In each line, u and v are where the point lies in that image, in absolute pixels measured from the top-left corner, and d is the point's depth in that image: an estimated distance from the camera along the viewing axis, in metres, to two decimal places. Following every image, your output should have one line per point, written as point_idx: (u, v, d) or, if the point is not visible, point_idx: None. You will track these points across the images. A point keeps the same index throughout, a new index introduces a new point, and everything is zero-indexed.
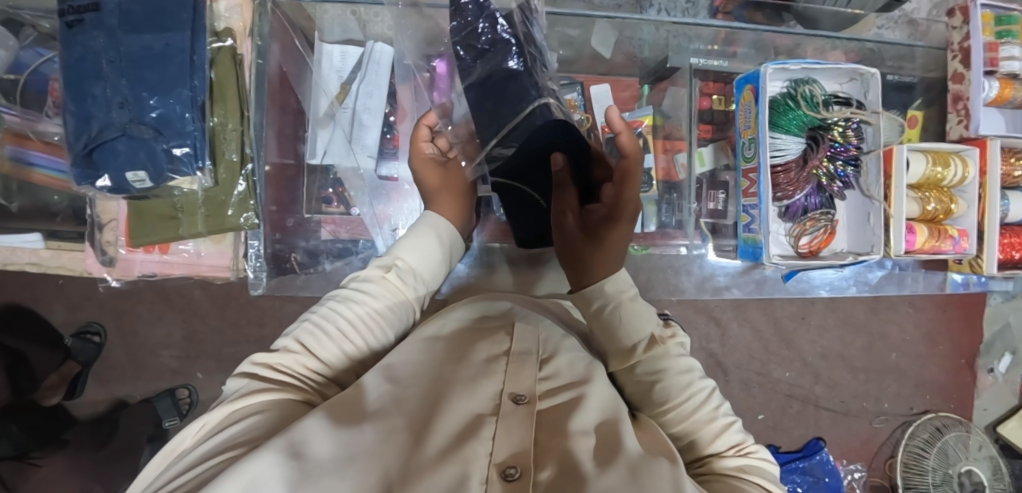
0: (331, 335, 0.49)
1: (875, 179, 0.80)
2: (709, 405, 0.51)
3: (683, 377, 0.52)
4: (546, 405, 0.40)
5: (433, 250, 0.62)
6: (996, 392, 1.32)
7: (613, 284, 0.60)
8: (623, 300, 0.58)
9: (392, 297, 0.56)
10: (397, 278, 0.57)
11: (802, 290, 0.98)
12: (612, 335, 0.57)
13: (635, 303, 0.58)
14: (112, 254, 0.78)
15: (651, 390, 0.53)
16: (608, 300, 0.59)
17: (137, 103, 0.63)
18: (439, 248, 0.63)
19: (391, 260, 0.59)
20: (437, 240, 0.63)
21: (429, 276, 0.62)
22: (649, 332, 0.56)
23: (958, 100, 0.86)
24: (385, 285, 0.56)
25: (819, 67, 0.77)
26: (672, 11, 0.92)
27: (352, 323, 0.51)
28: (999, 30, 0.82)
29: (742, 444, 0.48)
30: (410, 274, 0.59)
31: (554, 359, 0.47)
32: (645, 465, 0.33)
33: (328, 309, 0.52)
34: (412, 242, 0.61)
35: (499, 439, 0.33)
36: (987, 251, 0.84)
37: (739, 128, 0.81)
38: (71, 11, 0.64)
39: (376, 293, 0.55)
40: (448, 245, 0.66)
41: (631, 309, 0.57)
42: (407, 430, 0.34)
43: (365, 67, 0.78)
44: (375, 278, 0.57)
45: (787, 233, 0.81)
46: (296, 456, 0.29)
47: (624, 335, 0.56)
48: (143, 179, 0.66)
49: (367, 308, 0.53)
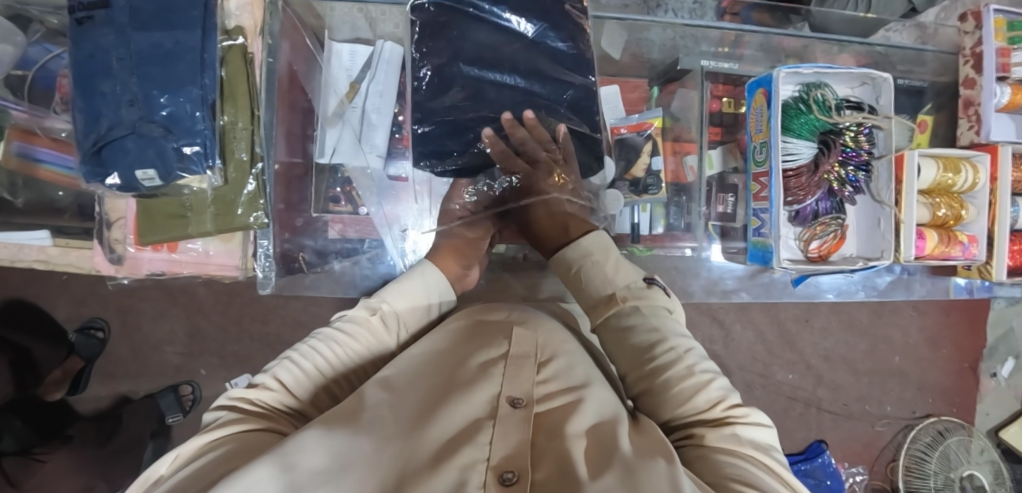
0: (303, 375, 0.48)
1: (886, 184, 0.80)
2: (685, 363, 0.50)
3: (652, 333, 0.54)
4: (545, 408, 0.40)
5: (420, 299, 0.62)
6: (998, 397, 1.32)
7: (574, 250, 0.66)
8: (586, 261, 0.64)
9: (371, 338, 0.55)
10: (380, 320, 0.57)
11: (810, 294, 0.97)
12: (586, 291, 0.63)
13: (598, 265, 0.63)
14: (120, 252, 0.78)
15: (629, 347, 0.54)
16: (580, 262, 0.65)
17: (147, 101, 0.63)
18: (426, 296, 0.63)
19: (377, 301, 0.59)
20: (424, 288, 0.63)
21: (413, 320, 0.61)
22: (611, 291, 0.61)
23: (969, 105, 0.85)
24: (368, 326, 0.55)
25: (830, 71, 0.77)
26: (679, 11, 0.91)
27: (326, 365, 0.50)
28: (1011, 36, 0.81)
29: (721, 398, 0.47)
30: (393, 319, 0.58)
31: (553, 362, 0.46)
32: (640, 464, 0.33)
33: (308, 346, 0.51)
34: (401, 287, 0.61)
35: (496, 443, 0.33)
36: (998, 258, 0.83)
37: (750, 131, 0.81)
38: (80, 8, 0.63)
39: (357, 334, 0.54)
40: (437, 298, 0.64)
41: (593, 269, 0.63)
42: (402, 436, 0.34)
43: (373, 67, 0.78)
44: (358, 317, 0.56)
45: (797, 237, 0.81)
46: (290, 468, 0.30)
47: (592, 292, 0.62)
48: (151, 177, 0.65)
49: (345, 347, 0.52)
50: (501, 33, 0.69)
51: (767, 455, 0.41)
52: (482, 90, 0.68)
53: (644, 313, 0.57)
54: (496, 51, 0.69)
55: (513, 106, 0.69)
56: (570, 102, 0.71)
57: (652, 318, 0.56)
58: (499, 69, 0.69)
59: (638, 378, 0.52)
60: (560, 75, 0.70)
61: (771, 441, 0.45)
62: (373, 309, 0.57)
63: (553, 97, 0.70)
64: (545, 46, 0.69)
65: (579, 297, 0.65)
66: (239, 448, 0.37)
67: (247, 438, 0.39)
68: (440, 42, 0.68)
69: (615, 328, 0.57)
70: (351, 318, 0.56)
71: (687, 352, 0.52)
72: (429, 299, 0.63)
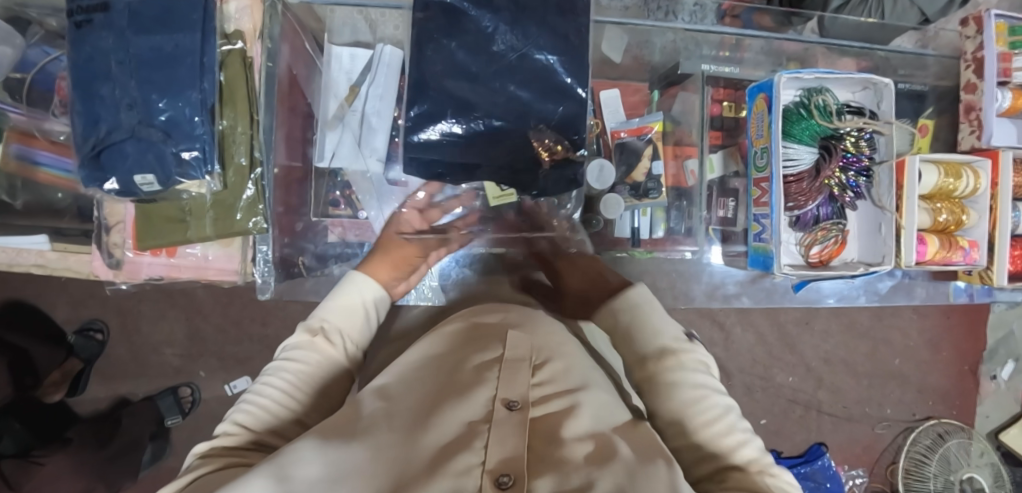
0: (262, 410, 0.47)
1: (886, 189, 0.79)
2: (726, 421, 0.50)
3: (695, 393, 0.51)
4: (541, 413, 0.39)
5: (356, 307, 0.61)
6: (998, 399, 1.32)
7: (622, 300, 0.62)
8: (635, 311, 0.60)
9: (320, 360, 0.54)
10: (325, 340, 0.56)
11: (810, 300, 0.97)
12: (628, 339, 0.59)
13: (647, 316, 0.59)
14: (118, 257, 0.77)
15: (671, 406, 0.52)
16: (624, 309, 0.61)
17: (146, 105, 0.62)
18: (362, 303, 0.62)
19: (321, 321, 0.58)
20: (356, 294, 0.62)
21: (361, 335, 0.61)
22: (659, 345, 0.57)
23: (969, 110, 0.85)
24: (314, 349, 0.55)
25: (831, 76, 0.76)
26: (678, 12, 0.87)
27: (284, 395, 0.49)
28: (1011, 40, 0.81)
29: (763, 460, 0.47)
30: (340, 338, 0.57)
31: (549, 364, 0.46)
32: (640, 473, 0.33)
33: (258, 387, 0.50)
34: (333, 302, 0.60)
35: (492, 447, 0.33)
36: (998, 262, 0.83)
37: (750, 136, 0.81)
38: (80, 11, 0.63)
39: (304, 360, 0.53)
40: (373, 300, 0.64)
41: (644, 321, 0.59)
42: (397, 446, 0.34)
43: (373, 71, 0.77)
44: (303, 343, 0.55)
45: (798, 242, 0.80)
46: (284, 480, 0.29)
47: (639, 345, 0.58)
48: (150, 182, 0.65)
49: (297, 374, 0.51)
50: (498, 42, 0.68)
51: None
52: (471, 94, 0.68)
53: (687, 366, 0.54)
54: (492, 62, 0.68)
55: (496, 104, 0.69)
56: (560, 120, 0.70)
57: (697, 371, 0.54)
58: (493, 80, 0.69)
59: (677, 435, 0.51)
60: (549, 78, 0.69)
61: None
62: (318, 330, 0.56)
63: (545, 111, 0.69)
64: (538, 58, 0.68)
65: (621, 348, 0.60)
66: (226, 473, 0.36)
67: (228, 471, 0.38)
68: (441, 55, 0.68)
69: (660, 385, 0.54)
70: (296, 346, 0.55)
71: (730, 415, 0.50)
72: (365, 304, 0.62)
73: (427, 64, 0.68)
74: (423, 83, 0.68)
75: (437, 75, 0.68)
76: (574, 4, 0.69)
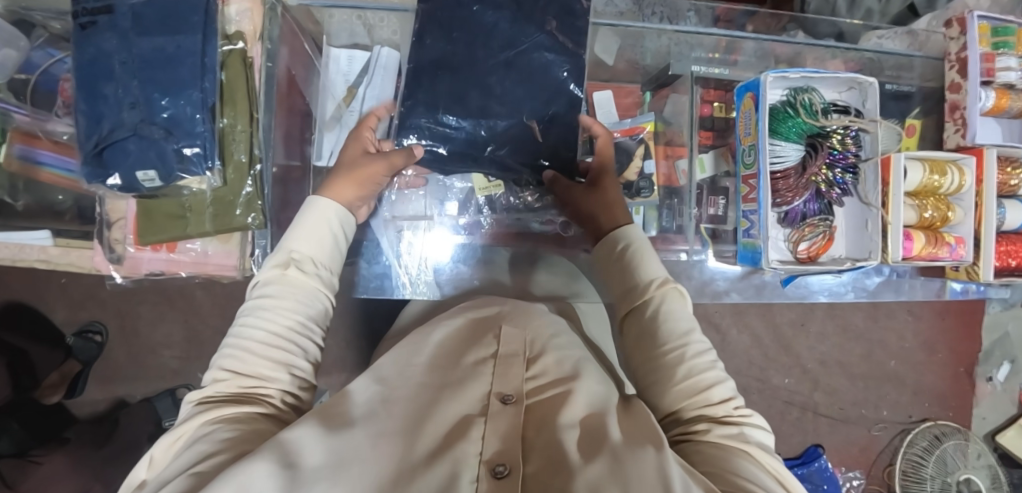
0: (251, 356, 0.45)
1: (872, 186, 0.81)
2: (704, 358, 0.50)
3: (679, 337, 0.52)
4: (534, 402, 0.40)
5: (324, 235, 0.56)
6: (995, 401, 1.33)
7: (633, 230, 0.64)
8: (642, 245, 0.62)
9: (298, 292, 0.50)
10: (298, 271, 0.51)
11: (801, 295, 0.97)
12: (626, 275, 0.60)
13: (651, 253, 0.61)
14: (120, 252, 0.78)
15: (655, 333, 0.53)
16: (626, 248, 0.62)
17: (149, 103, 0.64)
18: (330, 230, 0.56)
19: (290, 253, 0.53)
20: (324, 222, 0.57)
21: (337, 262, 0.57)
22: (656, 277, 0.58)
23: (954, 109, 0.87)
24: (288, 284, 0.50)
25: (817, 75, 0.78)
26: (673, 18, 0.89)
27: (273, 335, 0.46)
28: (995, 41, 0.83)
29: (729, 405, 0.47)
30: (313, 267, 0.53)
31: (542, 358, 0.46)
32: (630, 453, 0.34)
33: (241, 330, 0.47)
34: (300, 233, 0.55)
35: (488, 438, 0.34)
36: (983, 259, 0.85)
37: (739, 135, 0.82)
38: (84, 13, 0.65)
39: (281, 295, 0.49)
40: (341, 227, 0.58)
41: (647, 254, 0.61)
42: (397, 433, 0.35)
43: (369, 73, 0.81)
44: (277, 280, 0.50)
45: (785, 239, 0.81)
46: (285, 463, 0.30)
47: (639, 274, 0.59)
48: (152, 178, 0.67)
49: (276, 312, 0.48)
50: (496, 39, 0.71)
51: (769, 454, 0.42)
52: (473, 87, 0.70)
53: (678, 307, 0.55)
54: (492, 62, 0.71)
55: (494, 102, 0.71)
56: (552, 120, 0.73)
57: (687, 317, 0.54)
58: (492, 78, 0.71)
59: (651, 366, 0.52)
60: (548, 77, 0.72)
61: (769, 446, 0.46)
62: (290, 264, 0.52)
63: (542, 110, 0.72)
64: (537, 56, 0.71)
65: (620, 277, 0.61)
66: (234, 435, 0.36)
67: (243, 422, 0.38)
68: (446, 57, 0.70)
69: (652, 313, 0.55)
70: (270, 285, 0.50)
71: (708, 360, 0.50)
72: (335, 230, 0.57)
73: (428, 62, 0.70)
74: (426, 73, 0.70)
75: (438, 66, 0.70)
76: (573, 8, 0.72)
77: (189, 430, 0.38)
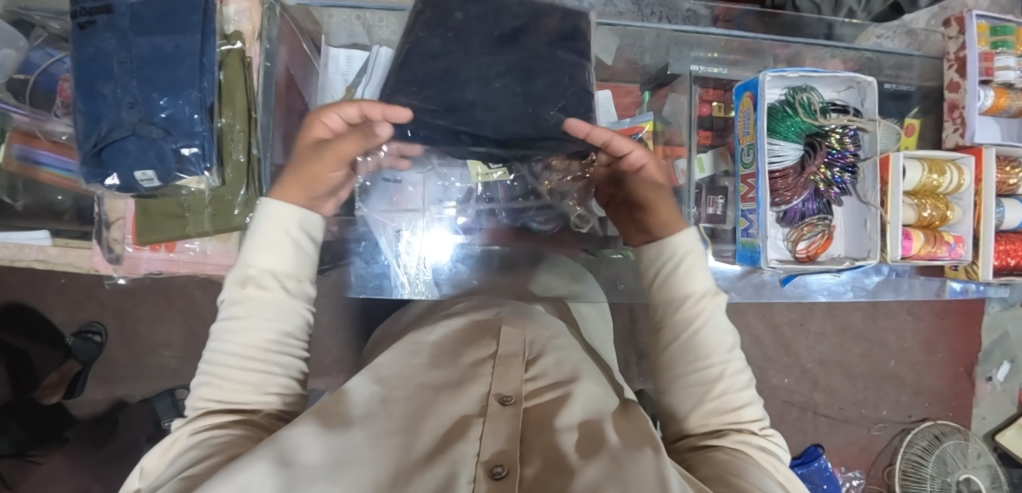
0: (228, 384, 0.41)
1: (871, 185, 0.81)
2: (742, 385, 0.48)
3: (719, 359, 0.49)
4: (534, 403, 0.40)
5: (287, 242, 0.48)
6: (995, 401, 1.33)
7: (690, 237, 0.57)
8: (695, 254, 0.55)
9: (266, 315, 0.44)
10: (261, 290, 0.44)
11: (800, 295, 0.97)
12: (669, 285, 0.54)
13: (701, 264, 0.55)
14: (118, 252, 0.78)
15: (698, 356, 0.49)
16: (670, 256, 0.56)
17: (147, 103, 0.64)
18: (292, 233, 0.49)
19: (254, 269, 0.46)
20: (285, 225, 0.48)
21: (311, 268, 0.50)
22: (704, 295, 0.53)
23: (953, 109, 0.87)
24: (256, 305, 0.44)
25: (816, 75, 0.78)
26: (672, 18, 0.90)
27: (246, 363, 0.42)
28: (994, 40, 0.83)
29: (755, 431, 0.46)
30: (280, 281, 0.46)
31: (541, 359, 0.46)
32: (628, 456, 0.34)
33: (211, 360, 0.42)
34: (258, 241, 0.47)
35: (486, 438, 0.33)
36: (982, 258, 0.85)
37: (738, 134, 0.82)
38: (83, 13, 0.65)
39: (249, 318, 0.43)
40: (308, 225, 0.50)
41: (697, 267, 0.54)
42: (398, 433, 0.35)
43: (368, 71, 0.80)
44: (241, 300, 0.44)
45: (785, 238, 0.81)
46: (284, 461, 0.30)
47: (687, 288, 0.53)
48: (150, 178, 0.67)
49: (245, 339, 0.43)
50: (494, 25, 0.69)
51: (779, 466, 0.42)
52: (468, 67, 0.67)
53: (723, 330, 0.51)
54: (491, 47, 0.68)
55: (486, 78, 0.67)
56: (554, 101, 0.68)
57: (728, 334, 0.51)
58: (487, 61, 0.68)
59: (689, 388, 0.49)
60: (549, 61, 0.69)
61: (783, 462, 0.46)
62: (254, 283, 0.45)
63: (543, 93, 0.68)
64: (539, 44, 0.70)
65: (663, 286, 0.55)
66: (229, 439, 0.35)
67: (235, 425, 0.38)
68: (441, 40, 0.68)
69: (697, 335, 0.50)
70: (233, 307, 0.44)
71: (742, 381, 0.49)
72: (298, 232, 0.49)
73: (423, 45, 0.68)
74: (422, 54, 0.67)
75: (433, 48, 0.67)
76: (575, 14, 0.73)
77: (179, 441, 0.37)
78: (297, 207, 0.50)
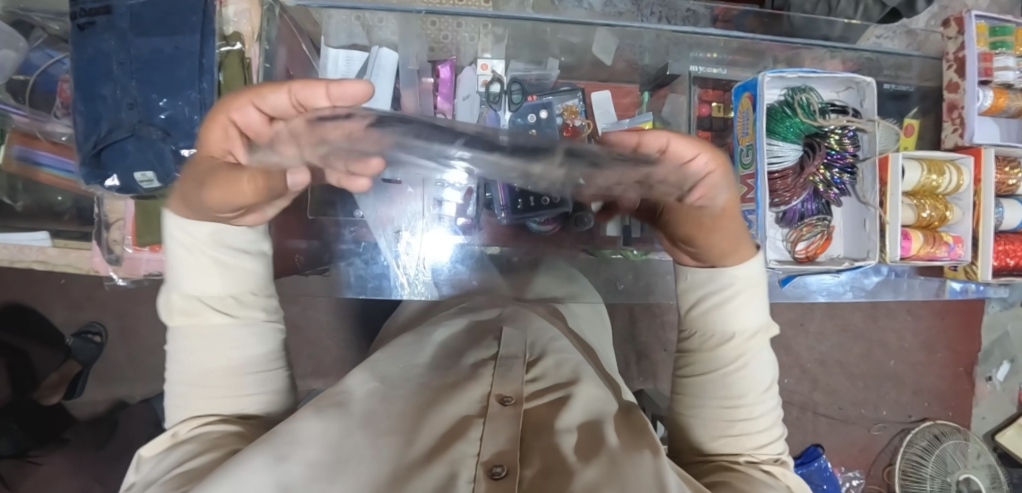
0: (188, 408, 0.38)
1: (870, 185, 0.81)
2: (767, 429, 0.42)
3: (746, 407, 0.41)
4: (535, 404, 0.39)
5: (203, 262, 0.38)
6: (995, 401, 1.33)
7: (743, 278, 0.42)
8: (743, 288, 0.42)
9: (202, 347, 0.37)
10: (192, 321, 0.37)
11: (799, 295, 0.97)
12: (702, 316, 0.43)
13: (749, 298, 0.42)
14: (117, 253, 0.78)
15: (721, 403, 0.42)
16: (722, 287, 0.42)
17: (146, 104, 0.64)
18: (210, 248, 0.38)
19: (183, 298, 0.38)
20: (197, 242, 0.38)
21: (253, 278, 0.41)
22: (743, 338, 0.42)
23: (953, 109, 0.86)
24: (193, 337, 0.38)
25: (814, 76, 0.78)
26: (672, 18, 0.90)
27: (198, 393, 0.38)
28: (993, 40, 0.83)
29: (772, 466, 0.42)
30: (217, 305, 0.38)
31: (541, 361, 0.46)
32: (628, 458, 0.34)
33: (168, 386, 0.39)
34: (175, 262, 0.38)
35: (487, 438, 0.33)
36: (982, 258, 0.85)
37: (737, 135, 0.82)
38: (83, 14, 0.65)
39: (194, 350, 0.38)
40: (232, 232, 0.39)
41: (742, 304, 0.42)
42: (400, 432, 0.34)
43: (368, 71, 0.80)
44: (181, 330, 0.38)
45: (784, 238, 0.82)
46: (282, 459, 0.29)
47: (721, 328, 0.42)
48: (151, 179, 0.67)
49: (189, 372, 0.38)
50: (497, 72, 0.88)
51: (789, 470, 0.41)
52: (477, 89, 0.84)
53: (758, 375, 0.42)
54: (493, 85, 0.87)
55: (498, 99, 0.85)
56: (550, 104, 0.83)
57: (768, 378, 0.43)
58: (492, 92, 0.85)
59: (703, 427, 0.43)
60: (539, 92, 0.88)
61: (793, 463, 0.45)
62: (186, 315, 0.38)
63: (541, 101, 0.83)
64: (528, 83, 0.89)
65: (694, 316, 0.44)
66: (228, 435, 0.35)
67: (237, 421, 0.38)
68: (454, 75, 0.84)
69: (724, 382, 0.41)
70: (177, 337, 0.38)
71: (773, 432, 0.42)
72: (217, 244, 0.38)
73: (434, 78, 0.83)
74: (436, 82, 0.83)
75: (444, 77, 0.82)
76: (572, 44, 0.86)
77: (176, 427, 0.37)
78: (209, 221, 0.38)
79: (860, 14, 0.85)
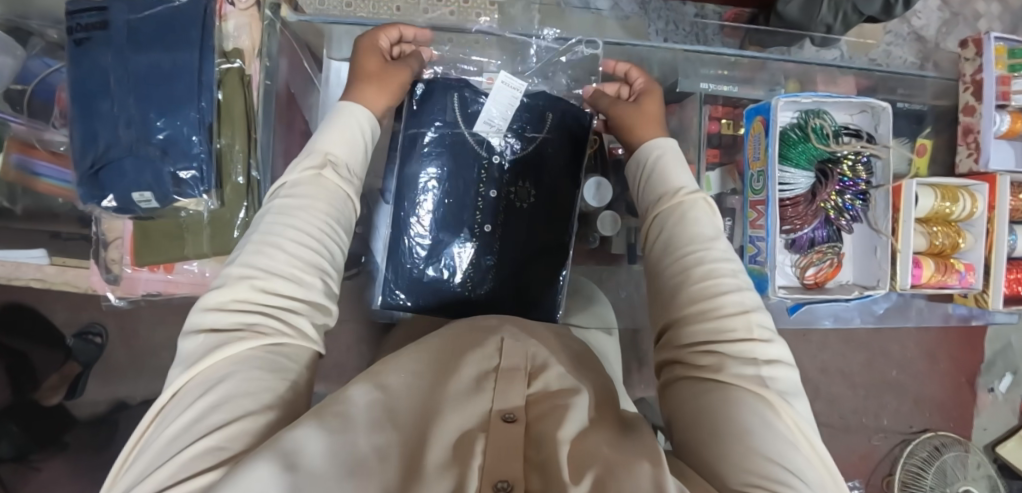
0: (279, 251, 0.44)
1: (883, 213, 0.79)
2: (727, 266, 0.49)
3: (701, 241, 0.50)
4: (537, 415, 0.35)
5: (354, 139, 0.57)
6: (996, 411, 1.33)
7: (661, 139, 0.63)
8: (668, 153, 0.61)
9: (324, 192, 0.50)
10: (327, 172, 0.52)
11: (806, 321, 0.96)
12: (651, 182, 0.59)
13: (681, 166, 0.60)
14: (116, 272, 0.78)
15: (683, 237, 0.51)
16: (645, 161, 0.62)
17: (145, 123, 0.63)
18: (355, 133, 0.58)
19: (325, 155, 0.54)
20: (349, 125, 0.58)
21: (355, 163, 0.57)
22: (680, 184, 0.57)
23: (968, 132, 0.85)
24: (320, 185, 0.51)
25: (830, 100, 0.76)
26: (679, 23, 0.99)
27: (303, 235, 0.46)
28: (1011, 63, 0.82)
29: (741, 302, 0.45)
30: (346, 170, 0.54)
31: (545, 371, 0.40)
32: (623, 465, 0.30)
33: (268, 224, 0.46)
34: (327, 132, 0.56)
35: (489, 455, 0.30)
36: (993, 287, 0.84)
37: (748, 158, 0.80)
38: (79, 29, 0.64)
39: (310, 194, 0.49)
40: (367, 135, 0.59)
41: (675, 164, 0.60)
42: (405, 452, 0.31)
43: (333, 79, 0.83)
44: (316, 174, 0.51)
45: (794, 264, 0.81)
46: (290, 468, 0.27)
47: (665, 181, 0.58)
48: (148, 199, 0.66)
49: (308, 209, 0.48)
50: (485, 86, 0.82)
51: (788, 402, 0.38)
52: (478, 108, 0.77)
53: (702, 213, 0.53)
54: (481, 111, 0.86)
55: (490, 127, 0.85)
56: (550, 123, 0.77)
57: (712, 225, 0.53)
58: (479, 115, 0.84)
59: (675, 274, 0.49)
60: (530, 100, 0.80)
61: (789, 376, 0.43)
62: (312, 159, 0.52)
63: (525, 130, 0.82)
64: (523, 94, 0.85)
65: (645, 189, 0.60)
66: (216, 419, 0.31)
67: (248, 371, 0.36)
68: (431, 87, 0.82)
69: (681, 215, 0.53)
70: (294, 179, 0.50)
71: (732, 267, 0.49)
72: (363, 138, 0.59)
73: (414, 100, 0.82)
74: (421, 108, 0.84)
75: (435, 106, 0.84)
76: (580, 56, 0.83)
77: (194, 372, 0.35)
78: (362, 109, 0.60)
79: (838, 22, 0.80)
